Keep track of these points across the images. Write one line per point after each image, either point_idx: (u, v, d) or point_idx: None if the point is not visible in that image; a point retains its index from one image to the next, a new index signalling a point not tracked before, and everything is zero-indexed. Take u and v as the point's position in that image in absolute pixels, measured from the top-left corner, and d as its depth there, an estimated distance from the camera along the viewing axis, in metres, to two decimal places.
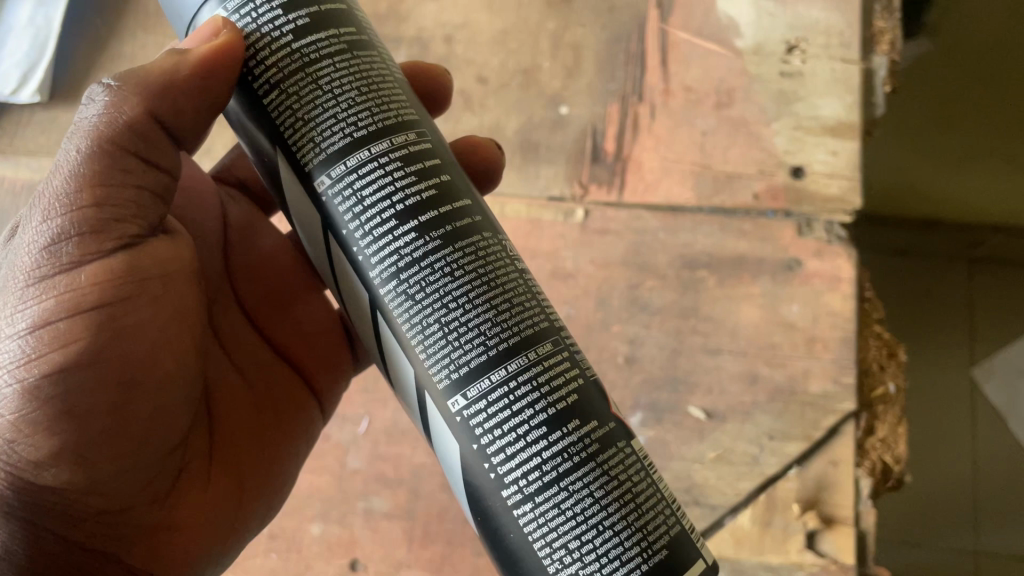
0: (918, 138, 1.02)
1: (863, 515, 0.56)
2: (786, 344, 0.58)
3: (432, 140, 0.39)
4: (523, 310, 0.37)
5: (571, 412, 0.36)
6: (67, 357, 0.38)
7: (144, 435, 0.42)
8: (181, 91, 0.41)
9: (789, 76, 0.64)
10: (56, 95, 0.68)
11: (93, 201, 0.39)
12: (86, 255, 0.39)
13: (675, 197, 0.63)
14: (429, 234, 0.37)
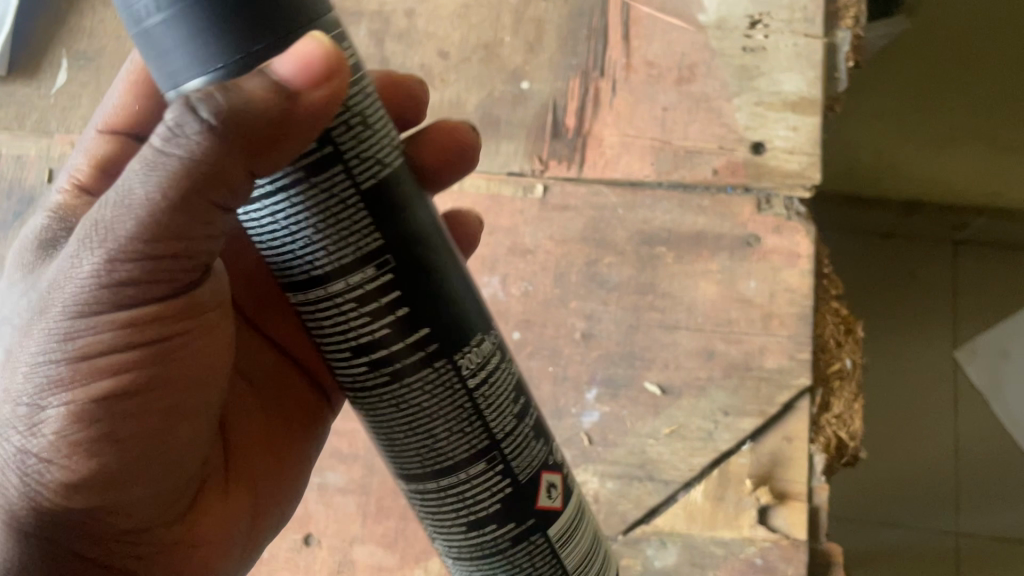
0: (890, 124, 1.01)
1: (816, 491, 0.56)
2: (742, 320, 0.58)
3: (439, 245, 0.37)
4: (516, 416, 0.38)
5: (544, 489, 0.39)
6: (117, 388, 0.36)
7: (177, 457, 0.40)
8: (298, 118, 0.32)
9: (752, 51, 0.64)
10: (15, 68, 0.67)
11: (166, 248, 0.33)
12: (146, 293, 0.35)
13: (634, 173, 0.62)
14: (442, 360, 0.36)
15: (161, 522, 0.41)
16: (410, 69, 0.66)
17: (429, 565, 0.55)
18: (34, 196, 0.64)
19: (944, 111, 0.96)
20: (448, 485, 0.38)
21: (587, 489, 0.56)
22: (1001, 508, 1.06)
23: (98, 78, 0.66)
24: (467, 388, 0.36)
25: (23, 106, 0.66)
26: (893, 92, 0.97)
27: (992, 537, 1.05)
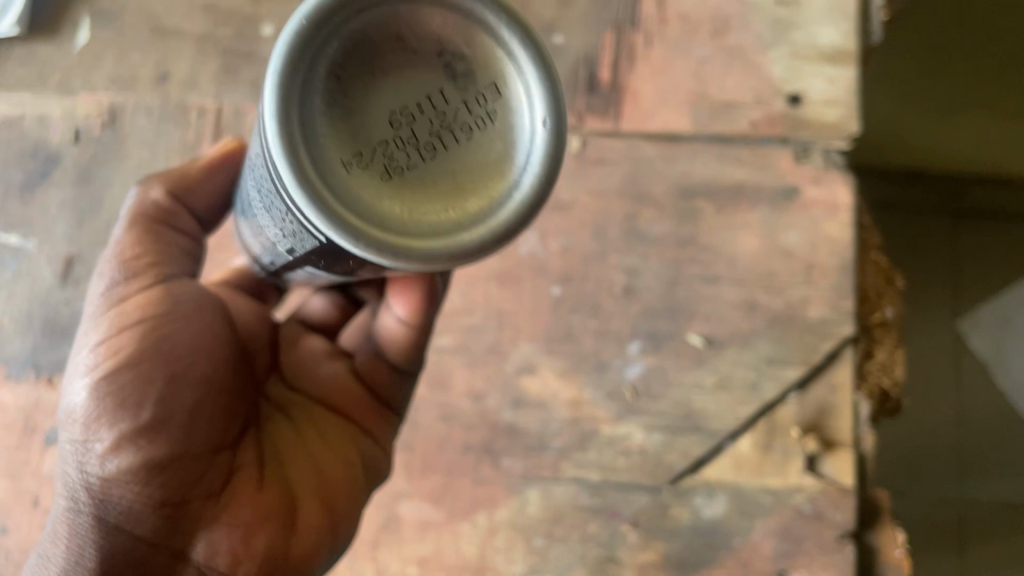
0: (901, 103, 0.98)
1: (862, 438, 0.56)
2: (785, 272, 0.58)
3: None
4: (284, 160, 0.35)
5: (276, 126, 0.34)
6: (120, 357, 0.41)
7: (190, 423, 0.42)
8: (200, 177, 0.48)
9: (786, 4, 0.63)
10: (34, 27, 0.65)
11: (146, 256, 0.45)
12: (135, 290, 0.43)
13: (671, 125, 0.62)
14: None
15: (202, 496, 0.42)
16: None
17: (476, 519, 0.55)
18: (60, 157, 0.63)
19: (959, 78, 0.91)
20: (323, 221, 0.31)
21: (633, 441, 0.56)
22: (1001, 479, 1.07)
23: (121, 37, 0.65)
24: None
25: (44, 64, 0.65)
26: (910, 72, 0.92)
27: (996, 505, 1.06)
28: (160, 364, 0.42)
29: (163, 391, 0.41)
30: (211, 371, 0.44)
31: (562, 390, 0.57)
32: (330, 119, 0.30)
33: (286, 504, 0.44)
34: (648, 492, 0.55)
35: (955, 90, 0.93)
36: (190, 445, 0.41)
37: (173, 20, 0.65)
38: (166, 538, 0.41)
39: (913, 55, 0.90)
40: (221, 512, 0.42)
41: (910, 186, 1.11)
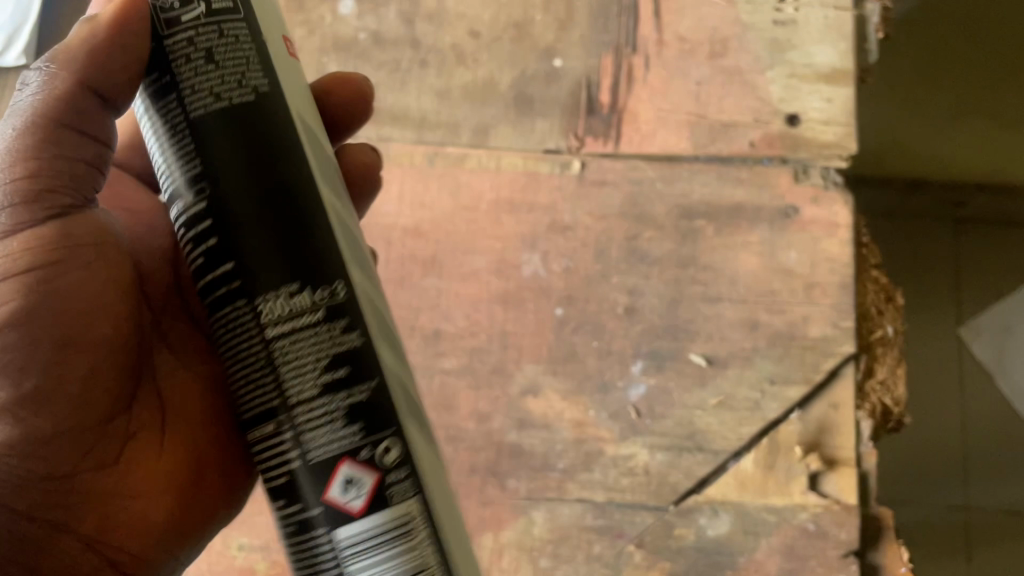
0: (912, 104, 1.00)
1: (864, 456, 0.57)
2: (785, 291, 0.59)
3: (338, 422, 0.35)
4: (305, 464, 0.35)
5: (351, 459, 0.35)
6: (3, 313, 0.38)
7: (83, 393, 0.40)
8: (110, 49, 0.37)
9: (783, 24, 0.64)
10: (41, 59, 0.66)
11: (27, 172, 0.39)
12: (17, 224, 0.39)
13: (670, 147, 0.62)
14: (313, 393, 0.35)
15: (88, 471, 0.41)
16: (441, 49, 0.65)
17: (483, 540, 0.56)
18: None
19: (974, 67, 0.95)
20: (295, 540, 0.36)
21: (637, 461, 0.56)
22: (1005, 485, 1.08)
23: None
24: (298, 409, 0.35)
25: None
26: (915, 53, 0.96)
27: (1002, 511, 1.07)
28: (39, 327, 0.39)
29: (52, 363, 0.39)
30: (114, 332, 0.41)
31: (567, 410, 0.57)
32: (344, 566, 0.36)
33: (172, 474, 0.44)
34: (653, 511, 0.55)
35: (971, 80, 0.96)
36: (78, 420, 0.40)
37: None
38: (44, 510, 0.40)
39: (940, 40, 0.94)
40: (105, 485, 0.42)
41: (911, 196, 1.09)
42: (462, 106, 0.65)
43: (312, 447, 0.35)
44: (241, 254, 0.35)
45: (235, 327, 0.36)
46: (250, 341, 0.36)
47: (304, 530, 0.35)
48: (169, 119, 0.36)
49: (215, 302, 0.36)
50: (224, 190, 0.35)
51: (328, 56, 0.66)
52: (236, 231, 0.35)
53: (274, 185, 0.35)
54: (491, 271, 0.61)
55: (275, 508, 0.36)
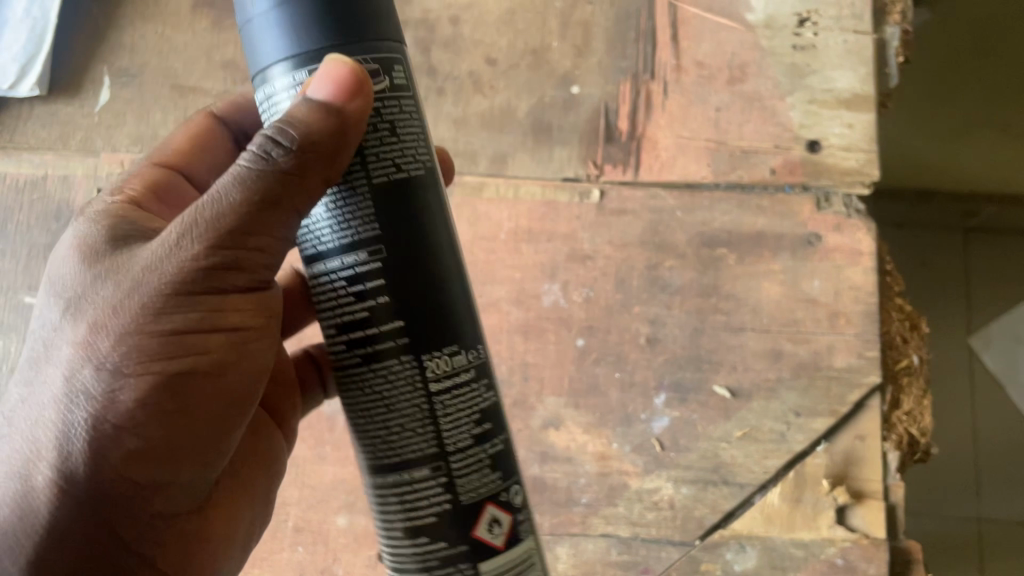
0: (920, 126, 1.00)
1: (892, 489, 0.56)
2: (809, 320, 0.58)
3: (493, 455, 0.38)
4: (471, 505, 0.37)
5: (501, 497, 0.38)
6: (183, 371, 0.37)
7: (220, 450, 0.40)
8: (353, 139, 0.35)
9: (802, 49, 0.63)
10: (56, 89, 0.66)
11: (246, 237, 0.36)
12: (222, 284, 0.36)
13: (690, 175, 0.62)
14: (472, 445, 0.37)
15: (189, 510, 0.42)
16: (458, 77, 0.65)
17: None
18: None
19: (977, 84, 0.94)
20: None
21: (662, 495, 0.56)
22: (1014, 497, 1.08)
23: (143, 95, 0.65)
24: (478, 444, 0.37)
25: (65, 125, 0.65)
26: (926, 76, 0.96)
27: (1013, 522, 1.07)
28: (211, 391, 0.38)
29: (208, 421, 0.39)
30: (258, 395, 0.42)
31: (590, 443, 0.57)
32: None
33: (238, 514, 0.46)
34: (678, 546, 0.55)
35: (976, 99, 0.95)
36: (210, 468, 0.41)
37: (193, 78, 0.65)
38: (147, 545, 0.39)
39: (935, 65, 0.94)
40: (192, 526, 0.42)
41: (919, 209, 1.10)
42: (479, 134, 0.64)
43: (462, 489, 0.37)
44: (415, 325, 0.36)
45: (397, 381, 0.36)
46: (415, 395, 0.36)
47: (446, 568, 0.37)
48: (355, 215, 0.36)
49: (367, 355, 0.36)
50: (410, 269, 0.36)
51: None
52: (413, 308, 0.36)
53: (442, 263, 0.37)
54: (511, 302, 0.60)
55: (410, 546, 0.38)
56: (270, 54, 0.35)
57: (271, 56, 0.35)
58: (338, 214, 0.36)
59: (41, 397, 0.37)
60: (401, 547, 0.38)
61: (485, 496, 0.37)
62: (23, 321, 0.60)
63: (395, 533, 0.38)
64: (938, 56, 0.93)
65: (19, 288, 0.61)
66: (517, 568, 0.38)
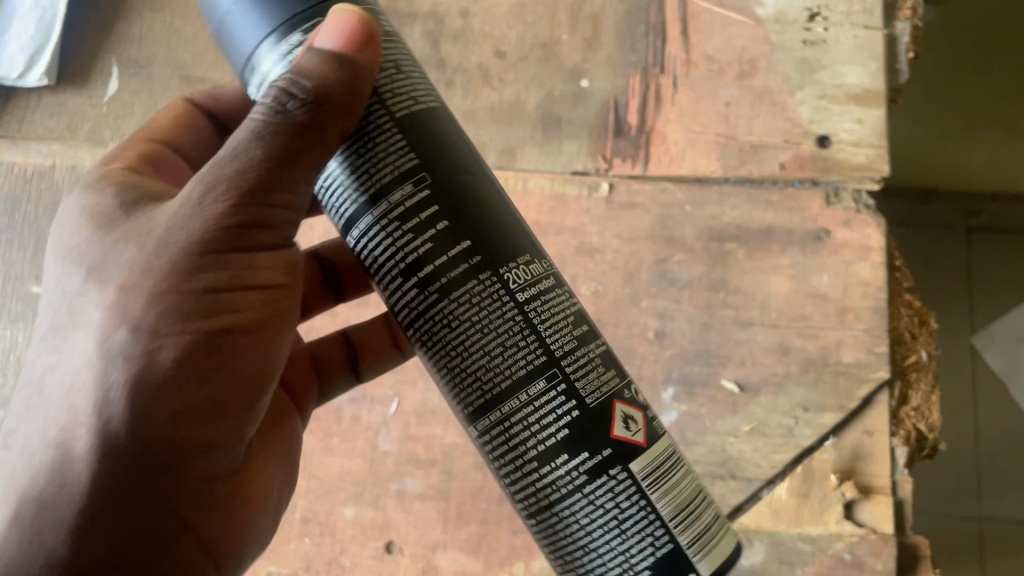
0: (923, 124, 1.01)
1: (900, 484, 0.56)
2: (818, 315, 0.58)
3: (568, 376, 0.37)
4: (542, 425, 0.37)
5: (578, 418, 0.37)
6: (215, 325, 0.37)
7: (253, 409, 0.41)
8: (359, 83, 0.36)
9: (812, 44, 0.63)
10: (64, 79, 0.66)
11: (268, 188, 0.37)
12: (247, 238, 0.37)
13: (700, 169, 0.62)
14: (536, 367, 0.37)
15: (225, 473, 0.42)
16: (467, 70, 0.65)
17: (513, 569, 0.55)
18: None
19: (983, 85, 0.94)
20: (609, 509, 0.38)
21: None
22: (1016, 496, 1.08)
23: (151, 86, 0.65)
24: (547, 359, 0.37)
25: (74, 115, 0.65)
26: (933, 72, 0.95)
27: (1014, 521, 1.07)
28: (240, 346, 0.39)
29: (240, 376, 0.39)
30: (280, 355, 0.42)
31: None
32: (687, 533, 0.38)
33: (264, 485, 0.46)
34: None
35: (983, 98, 0.95)
36: (242, 430, 0.41)
37: (202, 68, 0.65)
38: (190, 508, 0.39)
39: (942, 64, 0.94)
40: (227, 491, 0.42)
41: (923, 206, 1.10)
42: (488, 127, 0.64)
43: (588, 396, 0.37)
44: (488, 239, 0.37)
45: (485, 299, 0.36)
46: (503, 310, 0.36)
47: (634, 488, 0.37)
48: (370, 165, 0.37)
49: (452, 277, 0.36)
50: (468, 179, 0.38)
51: None
52: (480, 218, 0.37)
53: (483, 191, 0.38)
54: None
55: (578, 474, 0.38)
56: (259, 31, 0.37)
57: (260, 31, 0.37)
58: (355, 169, 0.38)
59: (72, 364, 0.37)
60: (595, 481, 0.37)
61: (559, 415, 0.37)
62: (31, 311, 0.60)
63: (581, 471, 0.37)
64: (946, 52, 0.93)
65: (27, 278, 0.61)
66: (616, 482, 0.38)
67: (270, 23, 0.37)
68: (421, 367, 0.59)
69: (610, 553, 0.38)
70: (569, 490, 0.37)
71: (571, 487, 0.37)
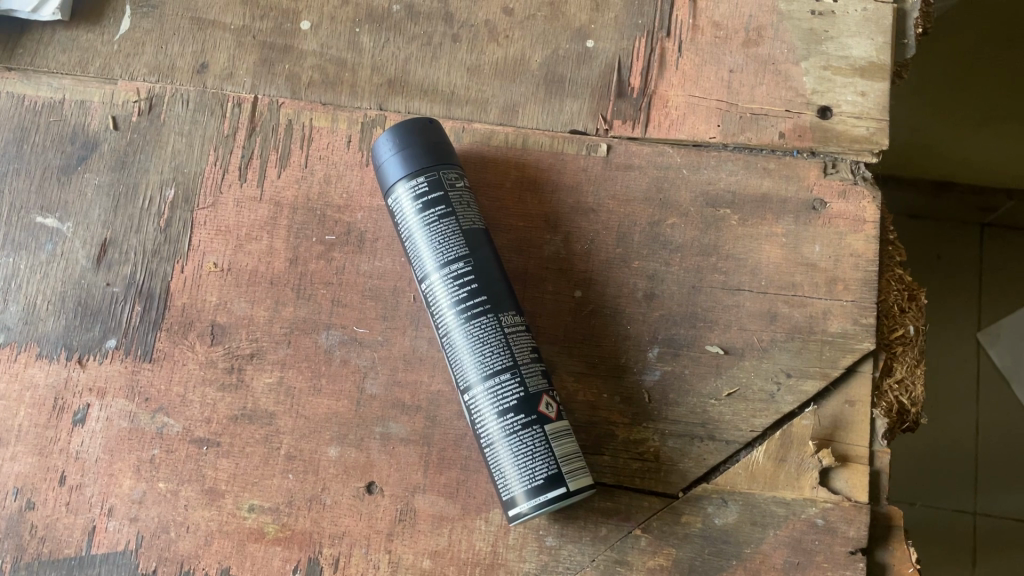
0: (932, 115, 0.99)
1: (878, 455, 0.56)
2: (807, 284, 0.58)
3: (525, 345, 0.53)
4: (488, 361, 0.52)
5: (511, 368, 0.52)
6: None
7: None
8: None
9: (820, 15, 0.63)
10: (77, 15, 0.67)
11: None
12: None
13: (699, 135, 0.62)
14: (504, 326, 0.53)
15: None
16: (474, 25, 0.65)
17: (490, 516, 0.56)
18: (99, 143, 0.64)
19: (982, 83, 0.92)
20: (505, 428, 0.52)
21: (648, 446, 0.56)
22: (1011, 492, 1.07)
23: (163, 26, 0.66)
24: (508, 324, 0.53)
25: (85, 51, 0.66)
26: (934, 68, 0.94)
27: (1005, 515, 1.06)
28: None
29: None
30: None
31: (581, 391, 0.58)
32: (554, 473, 0.51)
33: None
34: (661, 497, 0.56)
35: (987, 98, 0.94)
36: None
37: (213, 11, 0.66)
38: None
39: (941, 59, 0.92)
40: None
41: (934, 201, 1.10)
42: (491, 82, 0.64)
43: (533, 386, 0.52)
44: (495, 293, 0.53)
45: (483, 326, 0.53)
46: (496, 337, 0.52)
47: (546, 445, 0.51)
48: (420, 185, 0.54)
49: (466, 310, 0.53)
50: (493, 261, 0.55)
51: (361, 27, 0.65)
52: (492, 280, 0.54)
53: (478, 236, 0.55)
54: (512, 250, 0.61)
55: (491, 396, 0.52)
56: (394, 174, 0.55)
57: (396, 175, 0.55)
58: (411, 181, 0.54)
59: None
60: (519, 433, 0.51)
61: (505, 362, 0.52)
62: (34, 240, 0.62)
63: (512, 423, 0.51)
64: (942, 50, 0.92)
65: (32, 208, 0.62)
66: (515, 420, 0.52)
67: (403, 177, 0.55)
68: (411, 315, 0.59)
69: (515, 475, 0.51)
70: (501, 432, 0.52)
71: (490, 410, 0.52)
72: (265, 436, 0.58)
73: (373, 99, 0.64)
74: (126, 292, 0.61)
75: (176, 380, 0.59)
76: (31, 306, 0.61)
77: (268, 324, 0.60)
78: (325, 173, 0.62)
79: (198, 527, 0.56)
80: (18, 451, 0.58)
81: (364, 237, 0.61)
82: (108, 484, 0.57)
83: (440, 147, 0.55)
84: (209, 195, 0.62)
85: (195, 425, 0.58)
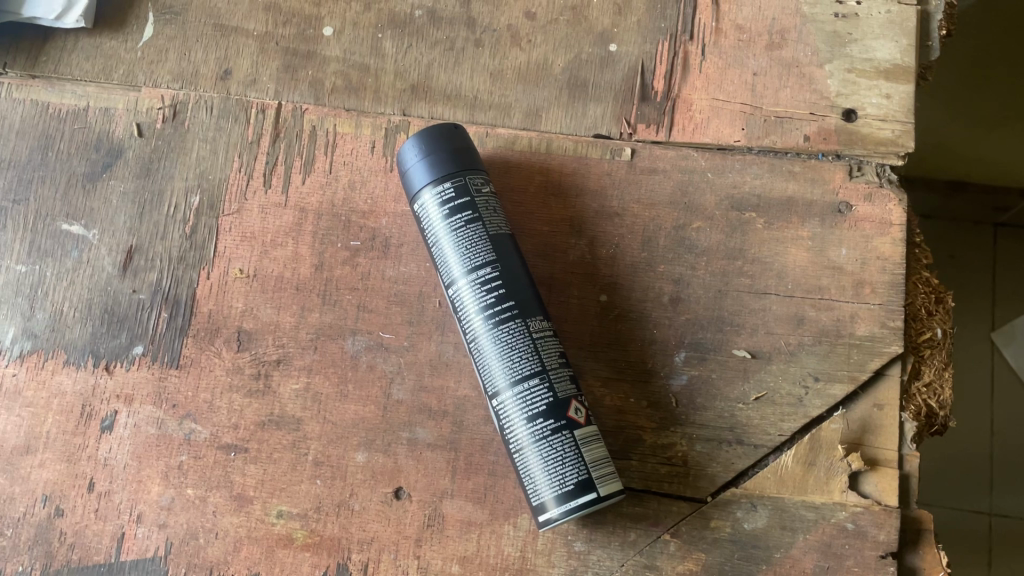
0: (947, 115, 0.99)
1: (907, 458, 0.56)
2: (833, 287, 0.58)
3: (554, 350, 0.53)
4: (516, 366, 0.52)
5: (540, 374, 0.52)
6: None
7: None
8: None
9: (844, 17, 0.63)
10: (100, 23, 0.67)
11: None
12: None
13: (723, 138, 0.62)
14: (532, 332, 0.53)
15: None
16: (496, 29, 0.65)
17: (519, 520, 0.56)
18: (124, 150, 0.64)
19: (997, 83, 0.92)
20: (534, 433, 0.52)
21: (676, 450, 0.56)
22: None
23: (186, 32, 0.66)
24: (537, 329, 0.53)
25: (109, 59, 0.66)
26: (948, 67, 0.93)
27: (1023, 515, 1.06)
28: None
29: None
30: None
31: (607, 396, 0.58)
32: (584, 479, 0.51)
33: None
34: (690, 502, 0.55)
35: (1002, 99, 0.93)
36: None
37: (235, 17, 0.66)
38: None
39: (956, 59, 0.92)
40: None
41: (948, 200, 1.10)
42: (514, 87, 0.64)
43: (562, 391, 0.52)
44: (523, 298, 0.53)
45: (511, 332, 0.53)
46: (524, 342, 0.52)
47: (575, 450, 0.51)
48: (448, 191, 0.54)
49: (494, 315, 0.53)
50: (520, 267, 0.55)
51: (383, 32, 0.66)
52: (519, 285, 0.54)
53: (505, 241, 0.55)
54: (537, 254, 0.61)
55: (520, 402, 0.52)
56: (421, 180, 0.55)
57: (422, 181, 0.55)
58: (438, 187, 0.54)
59: None
60: (549, 438, 0.51)
61: (533, 368, 0.52)
62: (60, 248, 0.62)
63: (542, 429, 0.51)
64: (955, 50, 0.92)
65: (57, 215, 0.63)
66: (544, 426, 0.51)
67: (430, 183, 0.55)
68: (437, 319, 0.59)
69: (545, 480, 0.51)
70: (530, 438, 0.52)
71: (519, 415, 0.52)
72: (293, 442, 0.58)
73: (397, 104, 0.64)
74: (152, 298, 0.61)
75: (203, 386, 0.59)
76: (58, 314, 0.61)
77: (294, 330, 0.60)
78: (349, 179, 0.63)
79: (226, 532, 0.56)
80: (46, 458, 0.58)
81: (389, 242, 0.61)
82: (137, 490, 0.57)
83: (466, 153, 0.55)
84: (234, 201, 0.63)
85: (222, 431, 0.58)
